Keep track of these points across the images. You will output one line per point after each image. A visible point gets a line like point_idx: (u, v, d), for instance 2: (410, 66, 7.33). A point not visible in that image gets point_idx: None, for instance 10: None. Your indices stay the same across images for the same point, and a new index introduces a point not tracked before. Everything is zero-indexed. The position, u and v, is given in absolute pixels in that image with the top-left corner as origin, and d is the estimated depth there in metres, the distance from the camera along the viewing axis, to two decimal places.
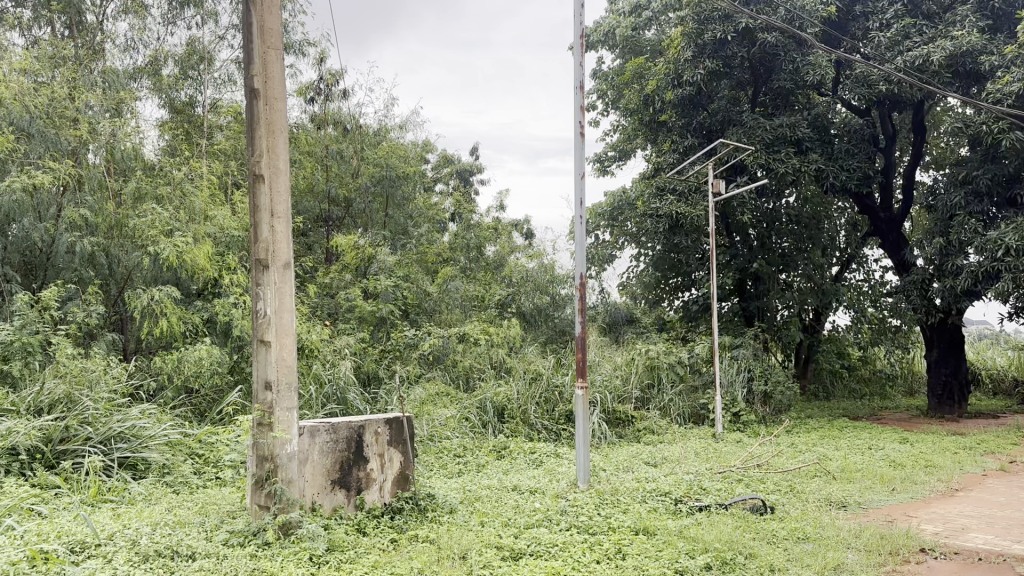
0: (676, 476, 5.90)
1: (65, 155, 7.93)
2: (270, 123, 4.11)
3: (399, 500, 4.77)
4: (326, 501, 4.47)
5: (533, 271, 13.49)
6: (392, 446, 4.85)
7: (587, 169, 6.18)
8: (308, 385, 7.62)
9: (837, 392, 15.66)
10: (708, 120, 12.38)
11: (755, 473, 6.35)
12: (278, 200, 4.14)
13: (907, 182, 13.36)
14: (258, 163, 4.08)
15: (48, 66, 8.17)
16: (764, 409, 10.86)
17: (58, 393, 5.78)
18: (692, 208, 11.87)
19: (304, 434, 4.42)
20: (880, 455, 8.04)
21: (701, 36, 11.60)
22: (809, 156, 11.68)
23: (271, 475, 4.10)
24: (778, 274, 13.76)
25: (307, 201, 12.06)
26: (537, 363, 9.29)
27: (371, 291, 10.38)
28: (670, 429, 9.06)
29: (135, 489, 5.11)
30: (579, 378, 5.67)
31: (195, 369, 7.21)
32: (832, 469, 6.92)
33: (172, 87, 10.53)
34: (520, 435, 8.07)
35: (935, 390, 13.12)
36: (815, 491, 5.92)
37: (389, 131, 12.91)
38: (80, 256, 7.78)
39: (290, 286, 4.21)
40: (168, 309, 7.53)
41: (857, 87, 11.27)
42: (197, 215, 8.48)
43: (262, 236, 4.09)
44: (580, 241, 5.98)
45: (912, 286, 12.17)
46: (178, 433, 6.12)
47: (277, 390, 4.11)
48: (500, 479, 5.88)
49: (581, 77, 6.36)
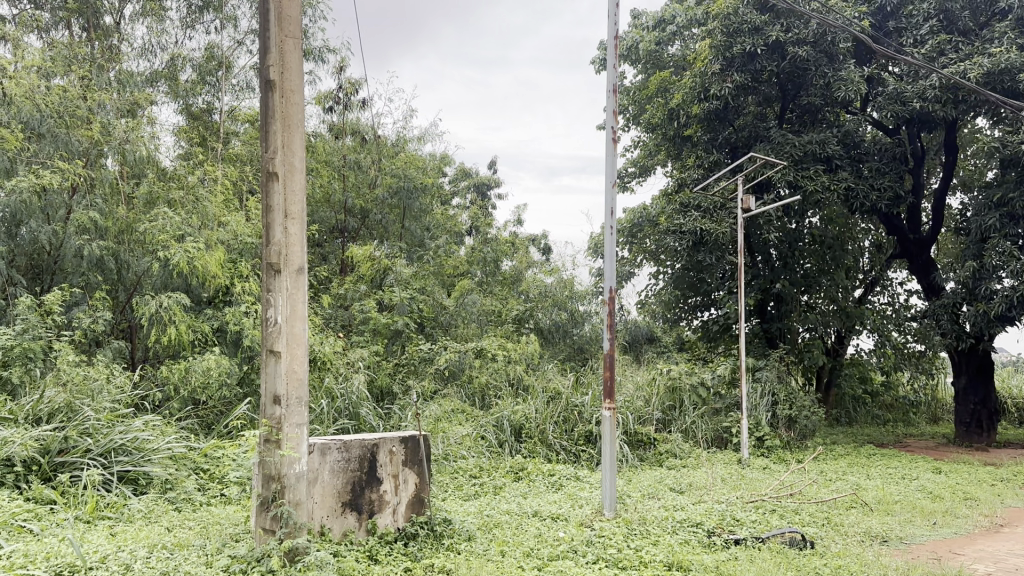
0: (707, 505, 5.56)
1: (76, 157, 7.73)
2: (286, 117, 3.85)
3: (414, 524, 4.47)
4: (336, 526, 4.16)
5: (552, 287, 13.17)
6: (407, 466, 4.54)
7: (617, 178, 5.88)
8: (320, 399, 7.34)
9: (860, 418, 15.21)
10: (734, 136, 12.07)
11: (789, 503, 6.00)
12: (293, 200, 3.87)
13: (937, 203, 12.97)
14: (273, 159, 3.81)
15: (64, 68, 7.99)
16: (788, 434, 10.49)
17: (57, 401, 5.53)
18: (718, 225, 11.51)
19: (314, 452, 4.13)
20: (916, 486, 7.64)
21: (730, 50, 11.32)
22: (838, 174, 11.36)
23: (277, 496, 3.80)
24: (801, 295, 13.31)
25: (325, 210, 11.88)
26: (557, 381, 8.97)
27: (386, 302, 10.12)
28: (693, 453, 8.71)
29: (135, 506, 4.83)
30: (607, 399, 5.34)
31: (203, 379, 6.95)
32: (868, 499, 6.53)
33: (189, 92, 10.37)
34: (538, 456, 7.75)
35: (963, 418, 12.69)
36: (853, 524, 5.55)
37: (406, 142, 12.68)
38: (89, 260, 7.56)
39: (304, 292, 3.92)
40: (178, 316, 7.30)
41: (890, 105, 10.94)
42: (211, 221, 8.24)
43: (274, 238, 3.82)
44: (610, 253, 5.67)
45: (942, 311, 11.72)
46: (183, 447, 5.84)
47: (286, 404, 3.82)
48: (517, 504, 5.54)
49: (614, 80, 6.10)
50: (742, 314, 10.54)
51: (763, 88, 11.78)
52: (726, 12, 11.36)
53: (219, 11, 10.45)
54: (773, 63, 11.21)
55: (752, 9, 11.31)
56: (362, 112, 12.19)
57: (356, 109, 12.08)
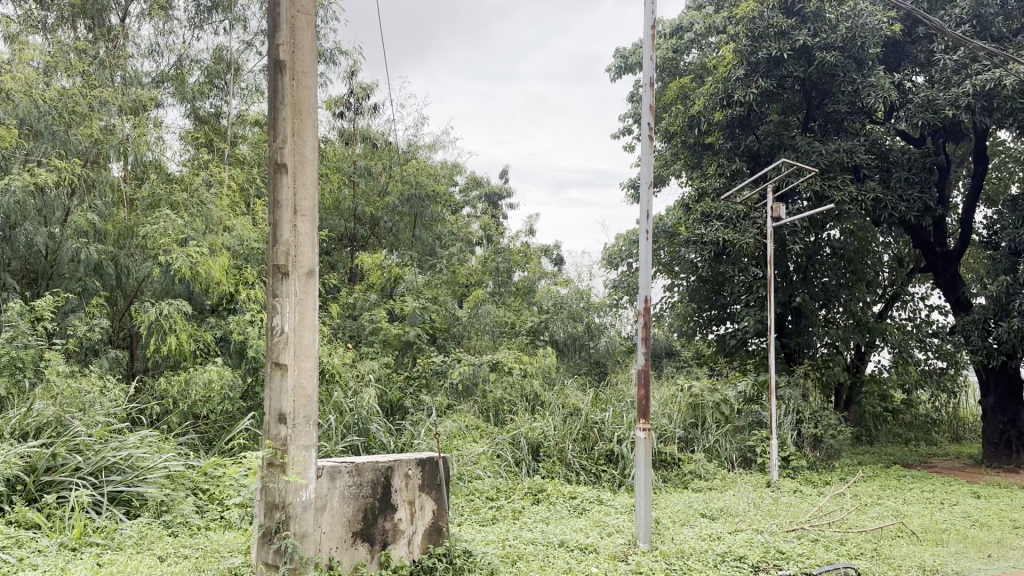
0: (746, 536, 5.12)
1: (74, 155, 7.39)
2: (297, 101, 3.47)
3: (430, 557, 4.06)
4: (346, 558, 3.75)
5: (567, 297, 12.83)
6: (423, 491, 4.13)
7: (653, 179, 5.49)
8: (328, 414, 6.93)
9: (881, 435, 14.75)
10: (757, 145, 11.61)
11: (833, 532, 5.54)
12: (304, 195, 3.49)
13: (965, 217, 12.56)
14: (282, 149, 3.43)
15: (65, 66, 7.62)
16: (814, 454, 10.07)
17: (47, 415, 5.15)
18: (741, 235, 11.04)
19: (323, 476, 3.71)
20: (959, 512, 7.13)
21: (754, 55, 10.92)
22: (866, 184, 11.01)
23: (281, 527, 3.40)
24: (819, 310, 12.70)
25: (333, 218, 11.52)
26: (576, 398, 8.55)
27: (397, 312, 9.77)
28: (720, 475, 8.29)
29: (126, 532, 4.43)
30: (641, 419, 4.91)
31: (204, 392, 6.59)
32: (914, 528, 6.04)
33: (197, 95, 10.04)
34: (557, 476, 7.34)
35: (992, 439, 12.13)
36: (906, 558, 5.05)
37: (418, 150, 12.14)
38: (86, 265, 7.23)
39: (314, 297, 3.53)
40: (178, 325, 6.92)
41: (921, 112, 10.44)
42: (216, 225, 7.85)
43: (282, 237, 3.44)
44: (645, 261, 5.26)
45: (973, 326, 11.23)
46: (181, 465, 5.45)
47: (293, 423, 3.42)
48: (540, 532, 5.10)
49: (651, 72, 5.73)
50: (772, 328, 10.05)
51: (788, 94, 11.36)
52: (750, 15, 10.94)
53: (228, 12, 10.12)
54: (800, 69, 10.81)
55: (777, 12, 10.89)
56: (374, 119, 11.89)
57: (367, 115, 11.82)
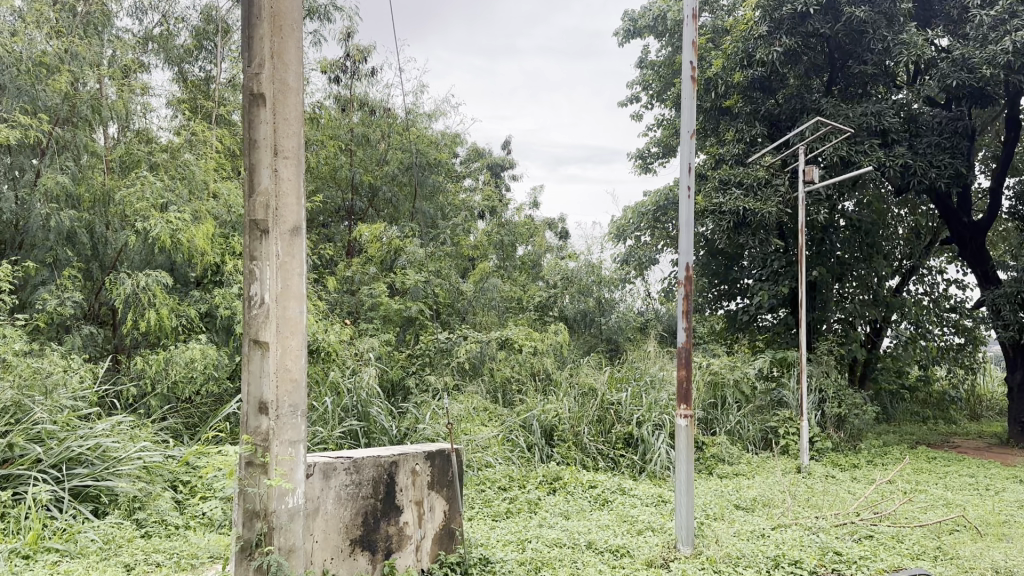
0: (795, 533, 4.56)
1: (43, 112, 6.75)
2: (276, 16, 2.84)
3: (441, 566, 3.51)
4: (343, 570, 3.19)
5: (576, 271, 12.26)
6: (433, 490, 3.59)
7: (695, 128, 4.85)
8: (325, 396, 6.41)
9: (897, 415, 13.82)
10: (777, 109, 11.06)
11: (887, 528, 4.97)
12: (286, 134, 2.88)
13: (994, 187, 11.84)
14: (259, 75, 2.81)
15: (34, 19, 6.64)
16: (837, 434, 9.53)
17: (4, 400, 4.53)
18: (763, 204, 10.25)
19: (315, 474, 3.13)
20: (1011, 501, 6.54)
21: (778, 10, 10.20)
22: (894, 149, 10.32)
23: (263, 540, 2.82)
24: (833, 284, 12.05)
25: (330, 188, 10.81)
26: (591, 376, 7.98)
27: (398, 286, 9.19)
28: (744, 459, 7.75)
29: (91, 534, 3.86)
30: (681, 404, 4.31)
31: (186, 372, 6.01)
32: (973, 521, 5.47)
33: (183, 56, 9.37)
34: (573, 463, 6.78)
35: (1019, 417, 11.55)
36: (976, 557, 4.43)
37: (417, 118, 11.39)
38: (58, 233, 6.65)
39: (300, 260, 2.94)
40: (158, 298, 6.36)
41: (956, 72, 9.67)
42: (201, 190, 7.22)
43: (261, 185, 2.83)
44: (685, 218, 4.66)
45: (1004, 300, 10.52)
46: (161, 455, 4.91)
47: (276, 413, 2.83)
48: (561, 530, 4.55)
49: (693, 6, 5.08)
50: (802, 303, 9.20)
51: (810, 55, 10.67)
52: None
53: None
54: (826, 26, 10.09)
55: None
56: (371, 83, 11.17)
57: (364, 80, 11.09)
